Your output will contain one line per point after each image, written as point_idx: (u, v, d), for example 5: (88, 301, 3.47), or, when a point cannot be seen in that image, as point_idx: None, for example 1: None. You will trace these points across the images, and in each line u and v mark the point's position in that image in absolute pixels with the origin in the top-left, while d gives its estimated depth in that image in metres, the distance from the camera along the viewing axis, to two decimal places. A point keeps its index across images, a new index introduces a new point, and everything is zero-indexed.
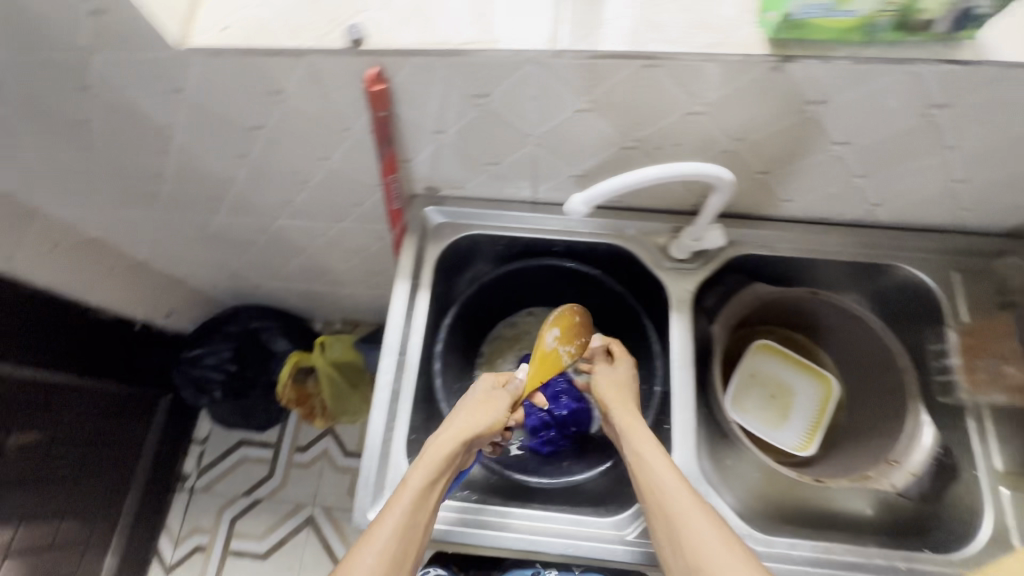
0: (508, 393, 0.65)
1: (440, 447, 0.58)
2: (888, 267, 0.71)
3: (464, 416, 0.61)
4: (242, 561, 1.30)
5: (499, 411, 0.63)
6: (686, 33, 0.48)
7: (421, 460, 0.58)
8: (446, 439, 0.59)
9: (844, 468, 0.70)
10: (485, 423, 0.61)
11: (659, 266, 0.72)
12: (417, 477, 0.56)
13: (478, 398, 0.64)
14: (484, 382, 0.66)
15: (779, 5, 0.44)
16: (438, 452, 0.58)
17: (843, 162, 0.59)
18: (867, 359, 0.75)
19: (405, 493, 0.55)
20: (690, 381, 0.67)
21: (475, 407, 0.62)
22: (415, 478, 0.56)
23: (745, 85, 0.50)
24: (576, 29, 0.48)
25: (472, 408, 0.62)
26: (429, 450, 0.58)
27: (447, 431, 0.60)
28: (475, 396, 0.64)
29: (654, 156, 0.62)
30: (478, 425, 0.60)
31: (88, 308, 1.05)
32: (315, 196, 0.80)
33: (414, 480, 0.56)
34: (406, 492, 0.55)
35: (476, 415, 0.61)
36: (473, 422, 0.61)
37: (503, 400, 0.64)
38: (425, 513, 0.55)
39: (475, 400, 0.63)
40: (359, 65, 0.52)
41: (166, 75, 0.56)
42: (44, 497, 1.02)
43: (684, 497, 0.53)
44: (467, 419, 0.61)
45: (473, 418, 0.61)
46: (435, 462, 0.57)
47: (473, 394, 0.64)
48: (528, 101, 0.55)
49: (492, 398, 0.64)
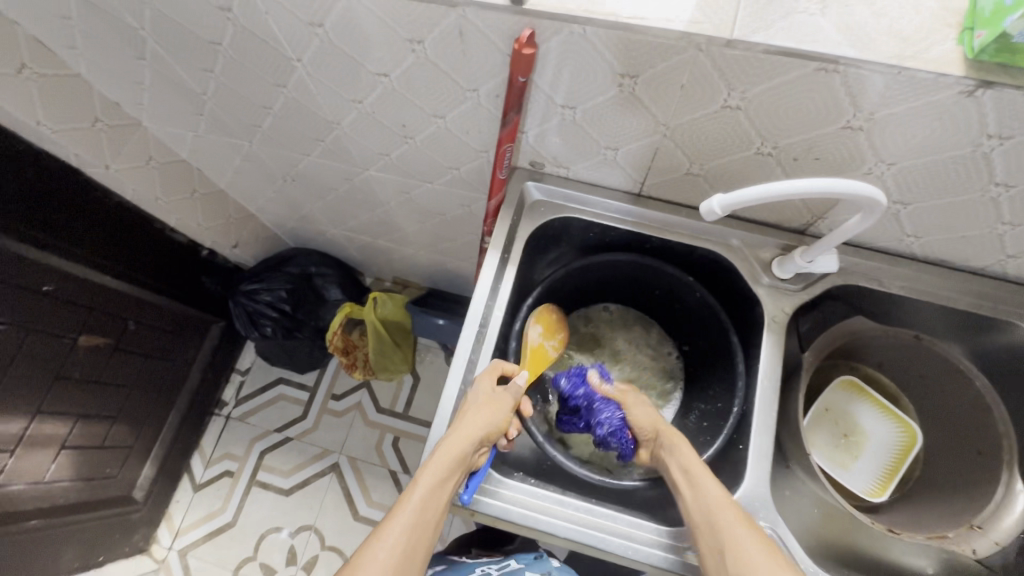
0: (511, 392, 0.66)
1: (445, 452, 0.59)
2: (1007, 325, 0.65)
3: (470, 416, 0.61)
4: (266, 493, 1.32)
5: (500, 409, 0.63)
6: (872, 40, 0.45)
7: (427, 466, 0.59)
8: (452, 441, 0.59)
9: (918, 523, 0.67)
10: (490, 424, 0.62)
11: (758, 282, 0.69)
12: (425, 480, 0.57)
13: (481, 399, 0.63)
14: (487, 377, 0.65)
15: (994, 25, 0.40)
16: (444, 455, 0.59)
17: (996, 205, 0.55)
18: (960, 417, 0.71)
19: (413, 495, 0.57)
20: (773, 405, 0.64)
21: (480, 404, 0.63)
22: (423, 481, 0.57)
23: (921, 106, 0.47)
24: (752, 20, 0.46)
25: (477, 410, 0.62)
26: (436, 455, 0.59)
27: (452, 434, 0.60)
28: (479, 392, 0.64)
29: (786, 167, 0.58)
30: (483, 426, 0.61)
31: (167, 225, 1.07)
32: (412, 153, 0.79)
33: (421, 485, 0.57)
34: (414, 494, 0.57)
35: (483, 418, 0.61)
36: (476, 420, 0.61)
37: (504, 402, 0.64)
38: (434, 512, 0.57)
39: (479, 397, 0.63)
40: (514, 24, 0.50)
41: (312, 5, 0.56)
42: (102, 400, 1.03)
43: (720, 505, 0.56)
44: (474, 419, 0.61)
45: (477, 420, 0.61)
46: (443, 466, 0.58)
47: (475, 388, 0.64)
48: (676, 89, 0.53)
49: (495, 395, 0.64)
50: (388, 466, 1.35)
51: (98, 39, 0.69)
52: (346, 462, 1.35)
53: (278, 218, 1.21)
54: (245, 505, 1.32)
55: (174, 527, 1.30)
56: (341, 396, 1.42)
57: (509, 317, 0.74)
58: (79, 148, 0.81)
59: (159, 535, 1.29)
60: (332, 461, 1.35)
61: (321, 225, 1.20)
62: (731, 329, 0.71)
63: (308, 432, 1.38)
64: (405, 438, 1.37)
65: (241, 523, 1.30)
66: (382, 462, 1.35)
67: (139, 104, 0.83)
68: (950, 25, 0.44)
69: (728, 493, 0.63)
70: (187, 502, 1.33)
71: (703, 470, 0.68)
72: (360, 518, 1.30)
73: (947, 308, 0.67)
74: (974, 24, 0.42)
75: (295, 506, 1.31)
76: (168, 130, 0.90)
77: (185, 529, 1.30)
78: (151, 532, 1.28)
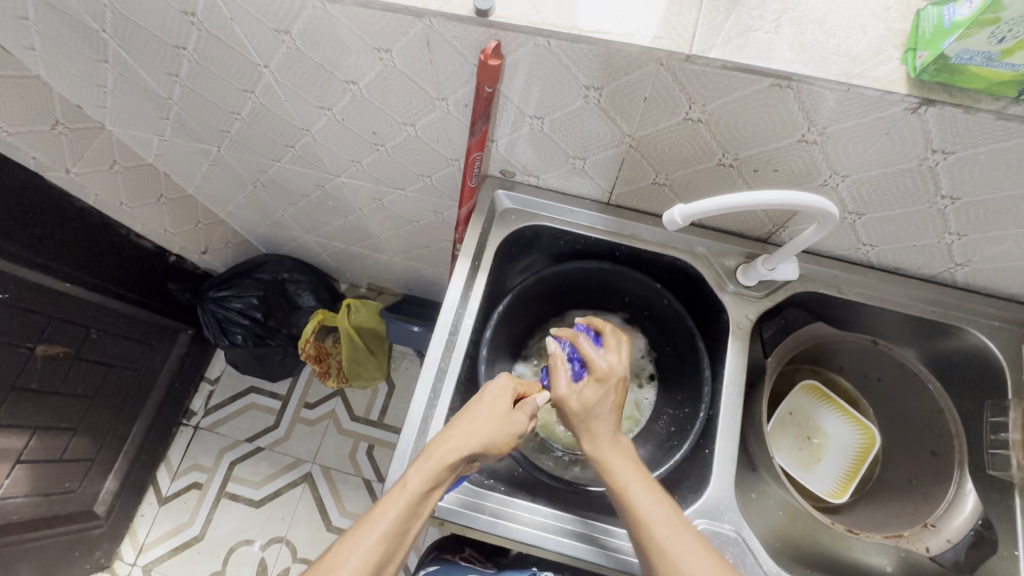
0: (528, 408, 0.59)
1: (445, 454, 0.53)
2: (955, 330, 0.68)
3: (479, 420, 0.56)
4: (235, 505, 1.29)
5: (511, 418, 0.57)
6: (823, 58, 0.47)
7: (421, 464, 0.52)
8: (453, 441, 0.54)
9: (876, 522, 0.69)
10: (499, 434, 0.55)
11: (722, 289, 0.71)
12: (415, 479, 0.51)
13: (497, 407, 0.57)
14: (504, 381, 0.60)
15: (934, 47, 0.42)
16: (442, 456, 0.53)
17: (943, 216, 0.57)
18: (914, 419, 0.74)
19: (399, 494, 0.50)
20: (737, 411, 0.66)
21: (491, 410, 0.57)
22: (413, 478, 0.51)
23: (871, 121, 0.49)
24: (709, 38, 0.48)
25: (484, 416, 0.56)
26: (430, 451, 0.53)
27: (452, 432, 0.55)
28: (492, 397, 0.58)
29: (747, 178, 0.60)
30: (488, 432, 0.55)
31: (132, 231, 1.05)
32: (383, 161, 0.79)
33: (412, 484, 0.51)
34: (402, 493, 0.50)
35: (491, 427, 0.55)
36: (483, 425, 0.55)
37: (520, 417, 0.58)
38: (418, 518, 0.51)
39: (493, 402, 0.58)
40: (481, 36, 0.51)
41: (278, 14, 0.55)
42: (62, 411, 0.99)
43: (660, 517, 0.52)
44: (483, 424, 0.55)
45: (488, 429, 0.55)
46: (437, 468, 0.52)
47: (493, 392, 0.58)
48: (640, 102, 0.54)
49: (511, 407, 0.58)
50: (362, 475, 1.33)
51: (57, 41, 0.67)
52: (318, 472, 1.33)
53: (248, 224, 1.19)
54: (213, 517, 1.28)
55: (138, 543, 1.26)
56: (314, 404, 1.40)
57: (480, 324, 0.74)
58: (38, 152, 0.78)
59: (122, 551, 1.25)
60: (304, 471, 1.33)
61: (293, 231, 1.18)
62: (697, 336, 0.72)
63: (279, 441, 1.36)
64: (379, 447, 1.36)
65: (208, 536, 1.26)
66: (356, 472, 1.33)
67: (102, 107, 0.81)
68: (896, 46, 0.47)
69: (693, 497, 0.64)
70: (153, 516, 1.28)
71: (671, 475, 0.69)
72: (333, 528, 1.27)
73: (901, 314, 0.69)
74: (917, 45, 0.45)
75: (265, 518, 1.28)
76: (132, 134, 0.88)
77: (150, 545, 1.26)
78: (114, 548, 1.24)
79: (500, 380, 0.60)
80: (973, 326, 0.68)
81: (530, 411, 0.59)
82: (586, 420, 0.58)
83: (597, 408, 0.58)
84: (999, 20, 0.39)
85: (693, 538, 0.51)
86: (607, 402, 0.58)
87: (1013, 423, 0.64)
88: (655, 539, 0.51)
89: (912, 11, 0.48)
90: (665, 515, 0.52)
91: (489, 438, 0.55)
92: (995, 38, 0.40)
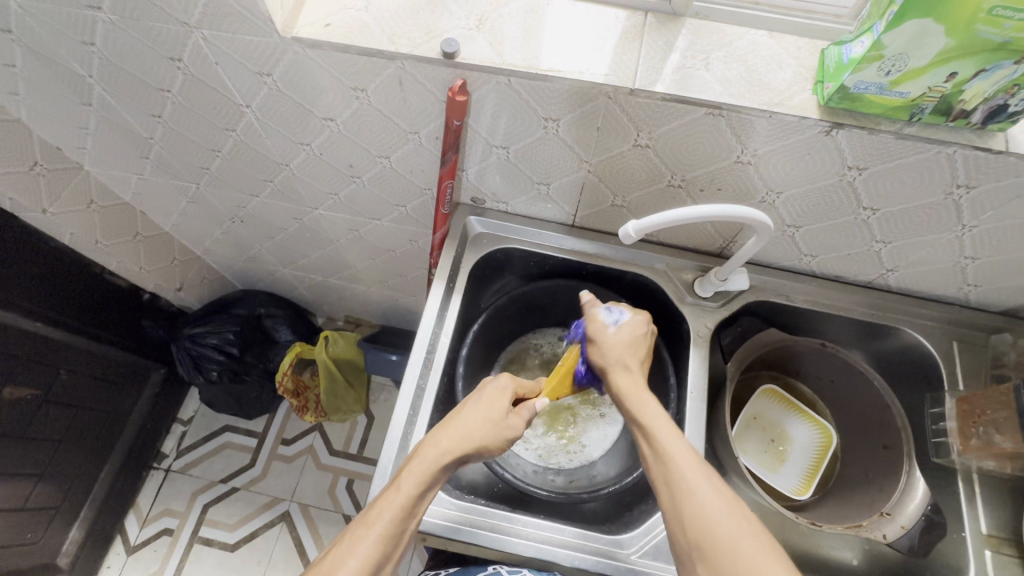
0: (525, 412, 0.60)
1: (437, 456, 0.54)
2: (892, 330, 0.75)
3: (473, 418, 0.57)
4: (209, 550, 1.25)
5: (505, 418, 0.58)
6: (747, 90, 0.54)
7: (414, 465, 0.54)
8: (446, 441, 0.55)
9: (838, 516, 0.73)
10: (491, 436, 0.57)
11: (682, 301, 0.76)
12: (408, 481, 0.53)
13: (493, 409, 0.58)
14: (503, 381, 0.61)
15: (837, 79, 0.50)
16: (434, 457, 0.54)
17: (868, 226, 0.64)
18: (867, 417, 0.78)
19: (394, 495, 0.52)
20: (702, 414, 0.70)
21: (485, 408, 0.58)
22: (406, 481, 0.53)
23: (794, 143, 0.55)
24: (649, 74, 0.54)
25: (477, 414, 0.58)
26: (423, 452, 0.55)
27: (445, 432, 0.56)
28: (486, 394, 0.60)
29: (695, 197, 0.66)
30: (480, 433, 0.56)
31: (107, 269, 1.05)
32: (360, 192, 0.83)
33: (405, 487, 0.52)
34: (397, 494, 0.52)
35: (485, 429, 0.57)
36: (476, 425, 0.57)
37: (515, 422, 0.59)
38: (413, 520, 0.53)
39: (487, 401, 0.59)
40: (448, 76, 0.57)
41: (260, 58, 0.60)
42: (26, 455, 0.97)
43: (685, 456, 0.52)
44: (474, 424, 0.57)
45: (481, 431, 0.57)
46: (428, 470, 0.54)
47: (487, 391, 0.60)
48: (594, 131, 0.60)
49: (506, 405, 0.59)
50: (342, 510, 1.31)
51: (41, 86, 0.70)
52: (297, 510, 1.30)
53: (225, 259, 1.21)
54: (185, 564, 1.23)
55: None
56: (291, 440, 1.38)
57: (456, 344, 0.77)
58: (15, 193, 0.80)
59: None
60: (282, 510, 1.30)
61: (270, 264, 1.20)
62: (662, 346, 0.77)
63: (256, 480, 1.33)
64: (359, 480, 1.34)
65: None
66: (336, 508, 1.31)
67: (82, 148, 0.83)
68: (807, 79, 0.54)
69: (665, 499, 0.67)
70: (120, 567, 1.23)
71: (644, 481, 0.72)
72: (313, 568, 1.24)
73: (845, 317, 0.76)
74: (824, 78, 0.52)
75: (241, 562, 1.24)
76: (110, 174, 0.90)
77: None
78: None
79: (500, 381, 0.61)
80: (909, 326, 0.74)
81: (528, 416, 0.60)
82: (618, 356, 0.61)
83: (622, 348, 0.62)
84: (883, 57, 0.46)
85: (714, 480, 0.51)
86: (631, 348, 0.62)
87: (949, 412, 0.71)
88: (689, 492, 0.49)
89: (819, 49, 0.56)
90: (694, 465, 0.51)
91: (482, 441, 0.56)
92: (884, 71, 0.47)
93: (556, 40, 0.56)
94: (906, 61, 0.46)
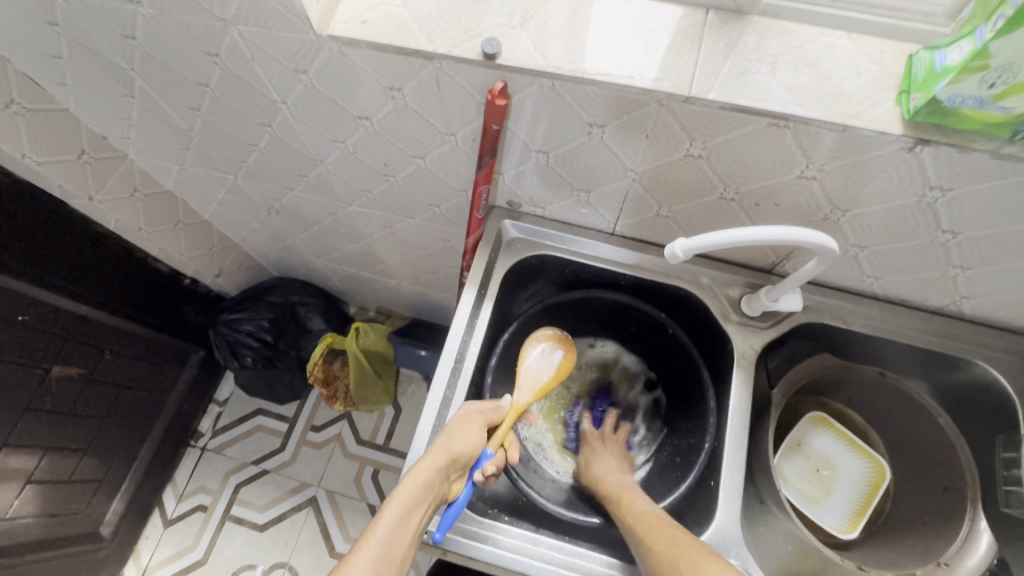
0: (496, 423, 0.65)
1: (418, 473, 0.56)
2: (963, 362, 0.68)
3: (451, 436, 0.60)
4: (239, 529, 1.29)
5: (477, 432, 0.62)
6: (818, 99, 0.48)
7: (405, 481, 0.55)
8: (433, 457, 0.58)
9: (886, 559, 0.67)
10: (469, 446, 0.60)
11: (726, 319, 0.71)
12: (400, 496, 0.54)
13: (462, 422, 0.63)
14: (472, 404, 0.65)
15: (927, 90, 0.44)
16: (423, 471, 0.56)
17: (946, 249, 0.58)
18: (924, 455, 0.73)
19: (388, 512, 0.53)
20: (744, 442, 0.66)
21: (461, 425, 0.62)
22: (398, 497, 0.54)
23: (866, 159, 0.50)
24: (706, 80, 0.50)
25: (455, 431, 0.61)
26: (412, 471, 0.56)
27: (432, 451, 0.59)
28: (462, 414, 0.64)
29: (749, 212, 0.61)
30: (462, 445, 0.60)
31: (149, 255, 1.07)
32: (394, 190, 0.81)
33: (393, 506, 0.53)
34: (390, 511, 0.53)
35: (457, 440, 0.60)
36: (457, 440, 0.60)
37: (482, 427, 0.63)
38: (407, 535, 0.52)
39: (462, 419, 0.63)
40: (487, 77, 0.53)
41: (297, 53, 0.58)
42: (73, 431, 1.00)
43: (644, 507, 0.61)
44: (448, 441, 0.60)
45: (453, 443, 0.59)
46: (418, 482, 0.55)
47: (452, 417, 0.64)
48: (642, 139, 0.56)
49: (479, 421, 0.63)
50: (367, 499, 1.32)
51: (88, 77, 0.70)
52: (323, 496, 1.32)
53: (261, 248, 1.22)
54: (217, 541, 1.27)
55: (142, 566, 1.25)
56: (320, 428, 1.40)
57: (485, 352, 0.75)
58: (64, 180, 0.81)
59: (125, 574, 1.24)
60: (309, 495, 1.32)
61: (304, 255, 1.21)
62: (702, 366, 0.72)
63: (285, 464, 1.36)
64: (384, 471, 1.35)
65: (212, 560, 1.26)
66: (361, 496, 1.32)
67: (126, 138, 0.84)
68: (889, 88, 0.48)
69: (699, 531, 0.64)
70: (157, 539, 1.28)
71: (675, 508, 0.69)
72: (337, 554, 1.26)
73: (909, 346, 0.69)
74: (910, 88, 0.47)
75: (269, 543, 1.27)
76: (153, 163, 0.91)
77: (153, 568, 1.25)
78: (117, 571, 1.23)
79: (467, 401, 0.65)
80: (984, 359, 0.67)
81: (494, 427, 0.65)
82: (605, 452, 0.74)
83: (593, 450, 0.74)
84: (987, 67, 0.41)
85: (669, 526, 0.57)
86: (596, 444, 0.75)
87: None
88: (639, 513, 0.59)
89: (905, 55, 0.50)
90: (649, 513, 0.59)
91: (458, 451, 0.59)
92: (985, 84, 0.42)
93: (606, 40, 0.52)
94: (1015, 74, 0.41)
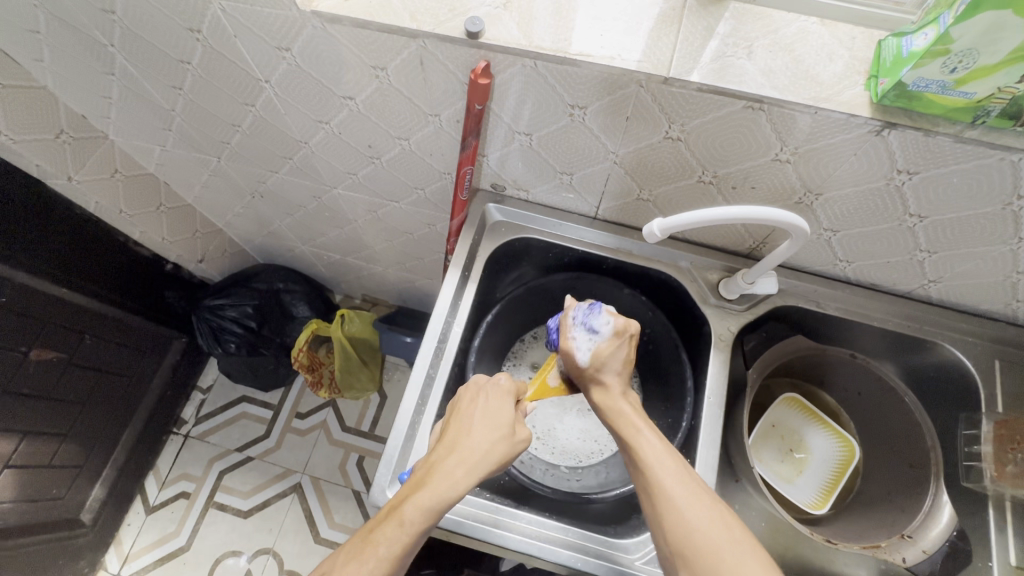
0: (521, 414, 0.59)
1: (448, 489, 0.51)
2: (928, 346, 0.71)
3: (478, 444, 0.54)
4: (223, 515, 1.28)
5: (514, 434, 0.56)
6: (793, 83, 0.50)
7: (423, 494, 0.50)
8: (456, 472, 0.52)
9: (854, 534, 0.70)
10: (501, 453, 0.54)
11: (705, 303, 0.73)
12: (414, 515, 0.49)
13: (503, 416, 0.56)
14: (501, 390, 0.59)
15: (894, 74, 0.46)
16: (447, 491, 0.50)
17: (913, 234, 0.60)
18: (892, 435, 0.75)
19: (397, 531, 0.48)
20: (718, 421, 0.67)
21: (491, 424, 0.56)
22: (412, 514, 0.49)
23: (836, 143, 0.52)
24: (686, 62, 0.51)
25: (488, 435, 0.54)
26: (432, 484, 0.51)
27: (454, 460, 0.53)
28: (492, 404, 0.57)
29: (727, 195, 0.63)
30: (495, 455, 0.54)
31: (131, 238, 1.05)
32: (378, 173, 0.81)
33: (411, 520, 0.49)
34: (399, 531, 0.48)
35: (490, 446, 0.54)
36: (488, 450, 0.54)
37: (523, 432, 0.57)
38: (412, 554, 0.50)
39: (493, 416, 0.56)
40: (472, 57, 0.54)
41: (278, 32, 0.58)
42: (51, 416, 0.98)
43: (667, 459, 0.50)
44: (483, 446, 0.54)
45: (489, 450, 0.54)
46: (440, 501, 0.50)
47: (492, 403, 0.57)
48: (623, 121, 0.57)
49: (508, 416, 0.57)
50: (352, 486, 1.33)
51: (66, 54, 0.69)
52: (308, 482, 1.32)
53: (245, 233, 1.21)
54: (201, 527, 1.27)
55: (123, 553, 1.24)
56: (305, 415, 1.40)
57: (468, 333, 0.75)
58: (42, 160, 0.79)
59: (106, 561, 1.23)
60: (294, 481, 1.32)
61: (289, 241, 1.20)
62: (682, 346, 0.74)
63: (270, 450, 1.35)
64: (370, 457, 1.36)
65: (195, 547, 1.25)
66: (346, 483, 1.33)
67: (106, 117, 0.82)
68: (859, 73, 0.51)
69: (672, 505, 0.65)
70: (139, 526, 1.27)
71: None
72: (321, 540, 1.27)
73: (879, 328, 0.72)
74: (879, 73, 0.48)
75: (253, 529, 1.27)
76: (135, 144, 0.90)
77: (135, 555, 1.24)
78: (98, 558, 1.22)
79: (502, 379, 0.59)
80: (948, 341, 0.70)
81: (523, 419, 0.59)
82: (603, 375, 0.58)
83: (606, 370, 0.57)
84: (950, 52, 0.42)
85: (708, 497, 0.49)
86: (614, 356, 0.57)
87: (984, 435, 0.68)
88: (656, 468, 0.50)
89: (875, 40, 0.53)
90: (684, 485, 0.49)
91: (489, 462, 0.53)
92: (948, 68, 0.43)
93: (587, 21, 0.53)
94: (975, 58, 0.42)
